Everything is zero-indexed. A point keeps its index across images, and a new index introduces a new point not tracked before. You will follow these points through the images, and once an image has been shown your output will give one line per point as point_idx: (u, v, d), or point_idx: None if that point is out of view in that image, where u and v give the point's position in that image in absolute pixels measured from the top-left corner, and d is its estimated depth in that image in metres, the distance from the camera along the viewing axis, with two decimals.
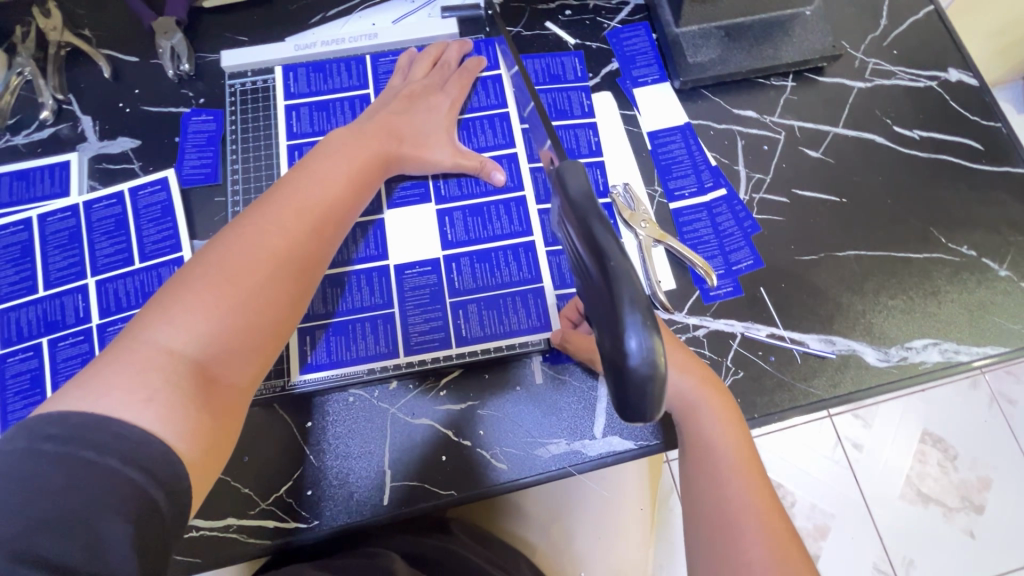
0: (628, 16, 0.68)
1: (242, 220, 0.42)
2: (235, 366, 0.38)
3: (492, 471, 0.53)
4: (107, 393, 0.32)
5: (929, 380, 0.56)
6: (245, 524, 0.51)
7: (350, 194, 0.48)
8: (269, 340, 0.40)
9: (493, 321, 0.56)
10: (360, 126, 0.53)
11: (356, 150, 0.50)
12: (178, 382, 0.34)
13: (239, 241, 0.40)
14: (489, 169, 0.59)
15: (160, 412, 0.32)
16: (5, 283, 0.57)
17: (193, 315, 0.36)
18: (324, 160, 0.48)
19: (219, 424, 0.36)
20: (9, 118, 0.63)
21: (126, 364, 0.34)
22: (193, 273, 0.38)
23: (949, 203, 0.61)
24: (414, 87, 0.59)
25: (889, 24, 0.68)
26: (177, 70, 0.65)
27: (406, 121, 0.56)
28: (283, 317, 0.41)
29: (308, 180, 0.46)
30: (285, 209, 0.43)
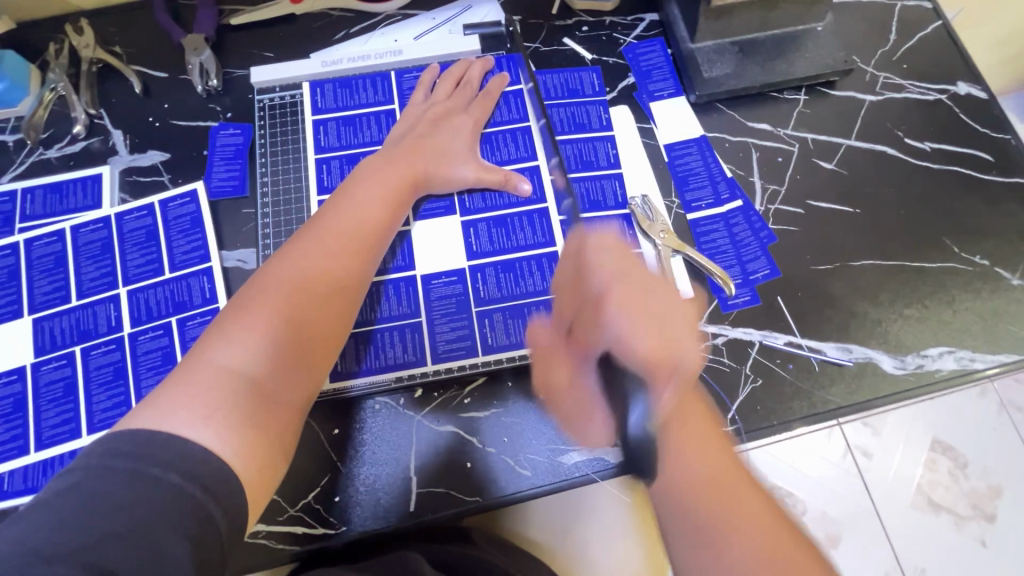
0: (643, 32, 0.70)
1: (283, 254, 0.48)
2: (285, 383, 0.43)
3: (516, 478, 0.54)
4: (174, 411, 0.37)
5: (945, 388, 0.57)
6: (274, 531, 0.52)
7: (383, 221, 0.53)
8: (315, 360, 0.45)
9: (518, 330, 0.57)
10: (388, 153, 0.58)
11: (382, 182, 0.55)
12: (237, 399, 0.39)
13: (282, 272, 0.46)
14: (513, 181, 0.61)
15: (220, 428, 0.37)
16: (39, 293, 0.58)
17: (249, 338, 0.42)
18: (357, 193, 0.53)
19: (273, 438, 0.40)
20: (43, 132, 0.65)
21: (191, 384, 0.39)
22: (246, 301, 0.44)
23: (960, 214, 0.63)
24: (437, 110, 0.62)
25: (898, 39, 0.70)
26: (206, 86, 0.66)
27: (430, 144, 0.59)
28: (322, 339, 0.46)
29: (344, 213, 0.51)
30: (324, 241, 0.49)
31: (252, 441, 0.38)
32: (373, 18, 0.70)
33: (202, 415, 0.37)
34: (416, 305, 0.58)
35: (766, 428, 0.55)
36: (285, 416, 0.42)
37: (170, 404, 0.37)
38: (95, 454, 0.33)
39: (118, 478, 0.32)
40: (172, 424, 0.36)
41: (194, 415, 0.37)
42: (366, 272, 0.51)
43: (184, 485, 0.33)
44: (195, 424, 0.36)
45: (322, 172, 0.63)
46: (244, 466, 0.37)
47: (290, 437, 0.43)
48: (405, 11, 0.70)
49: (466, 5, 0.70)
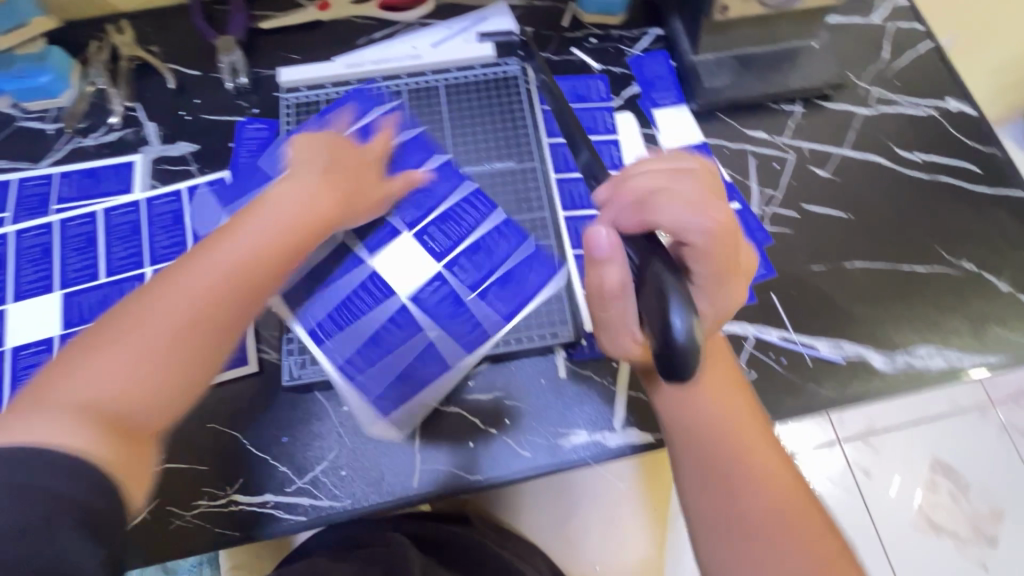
0: (648, 45, 0.74)
1: (171, 271, 0.44)
2: (152, 406, 0.40)
3: (516, 458, 0.56)
4: (23, 431, 0.35)
5: (933, 386, 0.59)
6: (281, 501, 0.54)
7: (286, 235, 0.49)
8: (192, 380, 0.42)
9: (525, 315, 0.59)
10: (297, 169, 0.55)
11: (296, 195, 0.51)
12: (94, 420, 0.37)
13: (165, 290, 0.43)
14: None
15: (87, 439, 0.36)
16: (70, 270, 0.62)
17: (112, 360, 0.39)
18: (265, 207, 0.50)
19: (140, 460, 0.38)
20: (81, 122, 0.69)
21: (37, 411, 0.36)
22: (115, 320, 0.41)
23: (950, 222, 0.65)
24: (340, 127, 0.59)
25: (891, 57, 0.73)
26: (235, 83, 0.71)
27: (304, 153, 0.56)
28: (209, 356, 0.43)
29: (247, 227, 0.48)
30: (223, 256, 0.46)
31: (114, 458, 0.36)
32: (394, 27, 0.74)
33: (57, 428, 0.35)
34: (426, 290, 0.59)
35: None
36: (149, 439, 0.40)
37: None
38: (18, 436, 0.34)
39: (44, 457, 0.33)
40: (31, 440, 0.34)
41: (44, 430, 0.35)
42: (269, 284, 0.47)
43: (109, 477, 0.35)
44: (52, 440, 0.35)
45: None
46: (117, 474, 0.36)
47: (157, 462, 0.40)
48: (423, 21, 0.75)
49: (481, 16, 0.74)
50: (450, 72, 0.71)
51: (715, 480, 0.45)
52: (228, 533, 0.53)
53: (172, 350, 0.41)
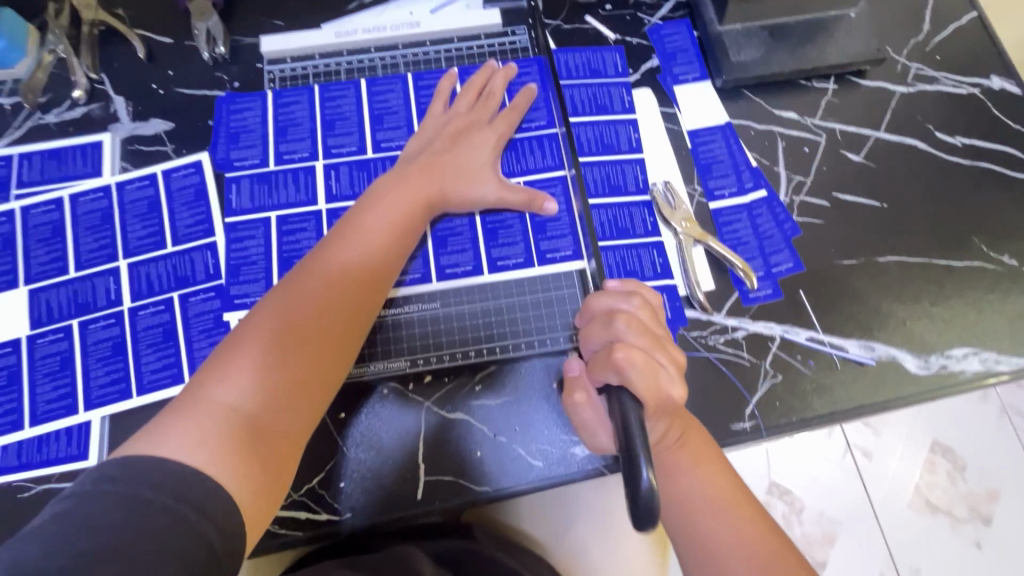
0: (669, 13, 0.67)
1: (284, 286, 0.45)
2: (278, 416, 0.40)
3: (527, 467, 0.52)
4: (166, 442, 0.36)
5: (968, 390, 0.55)
6: (277, 515, 0.50)
7: (391, 245, 0.50)
8: (311, 399, 0.42)
9: (540, 317, 0.56)
10: (406, 167, 0.55)
11: (405, 197, 0.52)
12: (228, 431, 0.37)
13: (281, 303, 0.44)
14: (542, 201, 0.58)
15: (214, 450, 0.36)
16: (36, 263, 0.56)
17: (241, 373, 0.40)
18: (370, 217, 0.50)
19: (270, 473, 0.38)
20: (41, 95, 0.62)
21: (188, 421, 0.37)
22: (248, 332, 0.42)
23: (990, 212, 0.61)
24: (459, 122, 0.59)
25: (932, 28, 0.67)
26: (213, 53, 0.64)
27: (452, 158, 0.56)
28: (330, 369, 0.44)
29: (352, 239, 0.49)
30: (333, 268, 0.46)
31: (248, 468, 0.37)
32: None
33: (197, 440, 0.36)
34: (431, 277, 0.57)
35: (785, 424, 0.54)
36: (281, 448, 0.40)
37: (163, 432, 0.36)
38: (90, 478, 0.32)
39: (110, 505, 0.31)
40: (167, 451, 0.35)
41: (187, 440, 0.36)
42: (376, 294, 0.48)
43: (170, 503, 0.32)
44: (188, 449, 0.35)
45: (334, 144, 0.60)
46: (242, 491, 0.36)
47: (290, 470, 0.41)
48: None
49: None
50: (452, 42, 0.65)
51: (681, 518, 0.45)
52: None
53: (303, 365, 0.42)
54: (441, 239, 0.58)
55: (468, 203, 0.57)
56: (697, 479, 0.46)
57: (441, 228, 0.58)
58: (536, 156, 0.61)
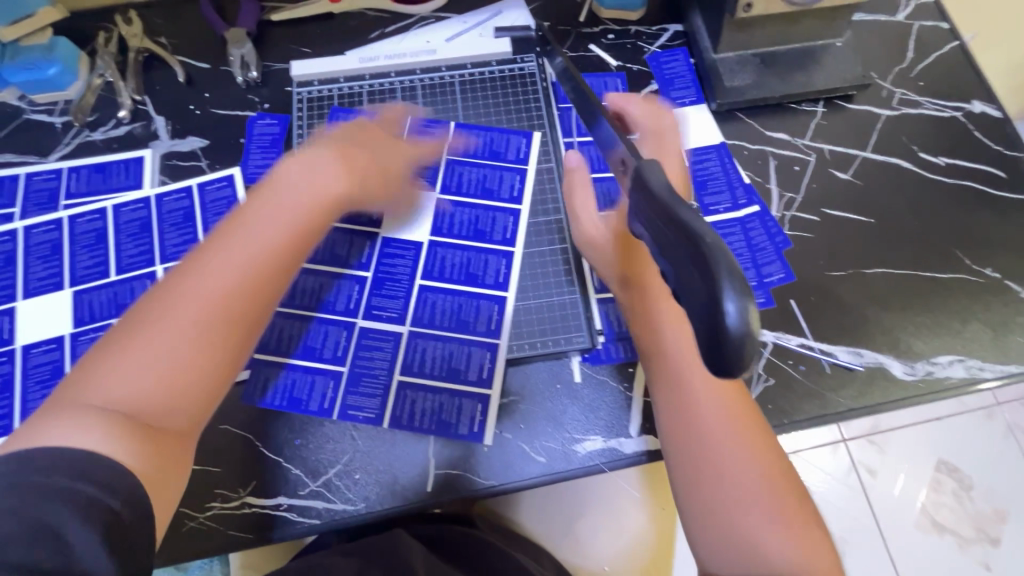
0: (667, 41, 0.72)
1: (178, 273, 0.43)
2: (174, 408, 0.40)
3: (531, 462, 0.55)
4: (52, 432, 0.35)
5: (953, 396, 0.58)
6: (295, 504, 0.54)
7: (300, 235, 0.46)
8: (209, 390, 0.41)
9: (544, 325, 0.59)
10: (309, 154, 0.52)
11: (310, 186, 0.49)
12: (115, 419, 0.37)
13: (179, 286, 0.41)
14: (476, 216, 0.63)
15: (102, 437, 0.36)
16: (80, 267, 0.61)
17: (131, 366, 0.38)
18: (272, 202, 0.47)
19: (166, 458, 0.38)
20: (89, 115, 0.68)
21: (70, 412, 0.36)
22: (135, 323, 0.40)
23: (973, 227, 0.64)
24: (377, 130, 0.59)
25: (916, 57, 0.72)
26: (246, 77, 0.69)
27: (363, 159, 0.55)
28: (235, 358, 0.43)
29: (253, 225, 0.45)
30: (233, 255, 0.43)
31: (143, 457, 0.37)
32: (407, 19, 0.72)
33: (87, 429, 0.36)
34: (404, 303, 0.60)
35: (777, 426, 0.56)
36: (177, 436, 0.40)
37: (47, 425, 0.36)
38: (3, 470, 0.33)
39: (31, 495, 0.32)
40: (56, 441, 0.35)
41: (77, 429, 0.35)
42: (279, 292, 0.45)
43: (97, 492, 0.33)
44: (77, 438, 0.35)
45: None
46: (144, 473, 0.37)
47: (185, 463, 0.41)
48: (437, 15, 0.72)
49: (497, 10, 0.72)
50: (466, 68, 0.70)
51: (688, 437, 0.47)
52: (243, 537, 0.53)
53: (203, 352, 0.41)
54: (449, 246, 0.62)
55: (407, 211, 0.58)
56: (728, 441, 0.46)
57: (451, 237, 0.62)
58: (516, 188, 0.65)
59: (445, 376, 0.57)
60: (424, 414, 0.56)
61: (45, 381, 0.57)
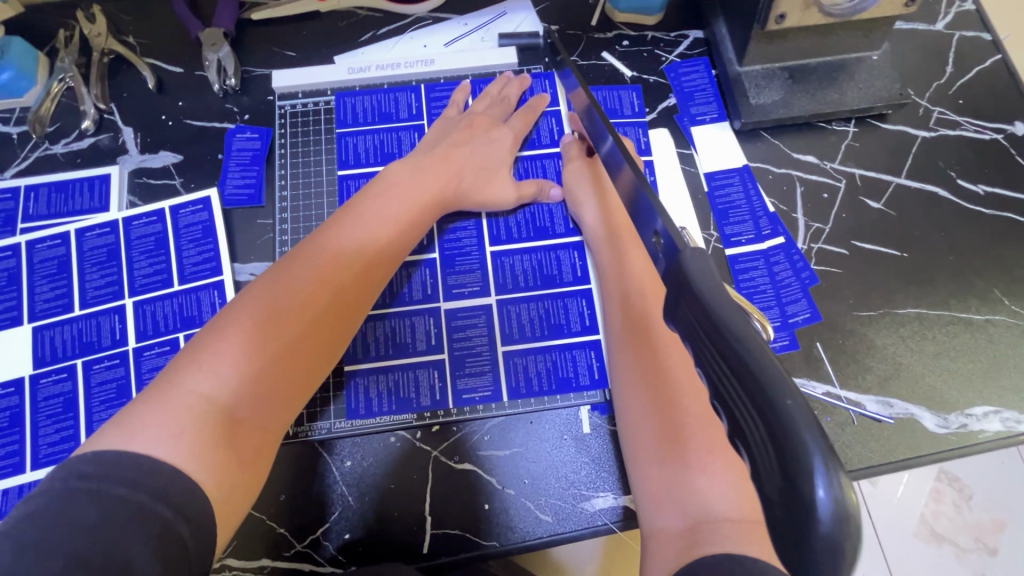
0: (686, 50, 0.66)
1: (278, 269, 0.44)
2: (260, 409, 0.40)
3: (537, 522, 0.51)
4: (138, 433, 0.34)
5: (988, 451, 0.54)
6: (280, 566, 0.49)
7: (389, 239, 0.49)
8: (295, 390, 0.42)
9: (550, 374, 0.54)
10: (416, 160, 0.55)
11: (412, 190, 0.52)
12: (205, 420, 0.36)
13: (279, 282, 0.43)
14: (547, 189, 0.59)
15: (191, 444, 0.35)
16: (40, 300, 0.55)
17: (224, 361, 0.39)
18: (369, 206, 0.50)
19: (247, 465, 0.38)
20: (49, 125, 0.61)
21: (165, 407, 0.36)
22: (234, 314, 0.41)
23: (1013, 263, 0.59)
24: (476, 118, 0.59)
25: (955, 71, 0.66)
26: (223, 84, 0.63)
27: (466, 154, 0.56)
28: (323, 359, 0.44)
29: (350, 227, 0.48)
30: (331, 251, 0.46)
31: (224, 461, 0.36)
32: (401, 20, 0.65)
33: (171, 432, 0.35)
34: (424, 333, 0.54)
35: None
36: (257, 441, 0.39)
37: (135, 423, 0.35)
38: (58, 478, 0.32)
39: (82, 503, 0.30)
40: (139, 445, 0.33)
41: (161, 432, 0.34)
42: (367, 296, 0.47)
43: (149, 503, 0.31)
44: (159, 443, 0.34)
45: (341, 190, 0.59)
46: (210, 486, 0.34)
47: (265, 463, 0.40)
48: (435, 16, 0.66)
49: (500, 11, 0.66)
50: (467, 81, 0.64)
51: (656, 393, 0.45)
52: None
53: (297, 353, 0.42)
54: (449, 259, 0.57)
55: (482, 202, 0.56)
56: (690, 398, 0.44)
57: (449, 246, 0.57)
58: (555, 134, 0.62)
59: (549, 335, 0.55)
60: (539, 376, 0.54)
61: (3, 429, 0.51)
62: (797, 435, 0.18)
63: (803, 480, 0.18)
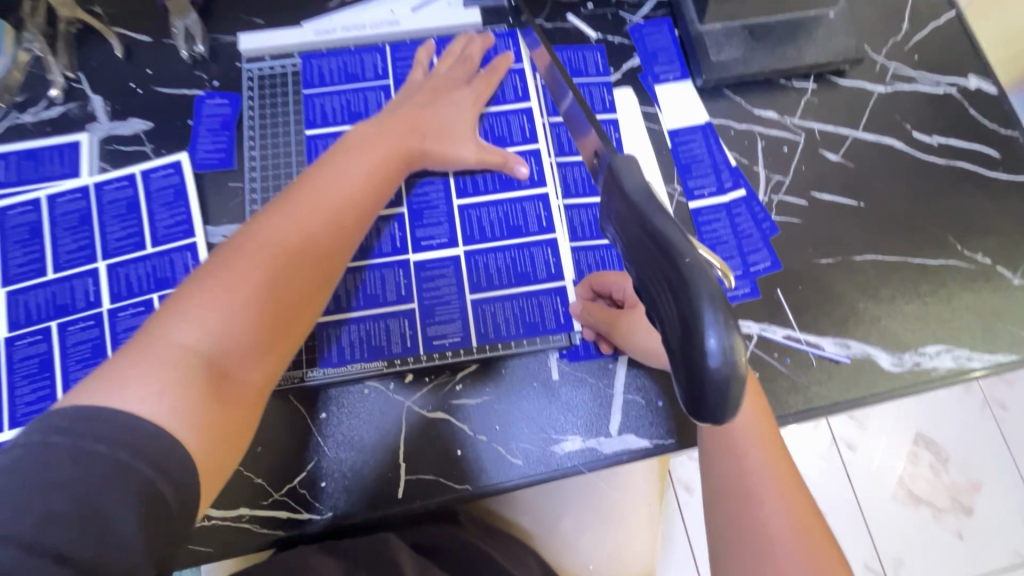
0: (650, 12, 0.67)
1: (255, 225, 0.44)
2: (247, 362, 0.40)
3: (506, 465, 0.53)
4: (123, 389, 0.34)
5: (941, 387, 0.56)
6: (259, 515, 0.51)
7: (364, 196, 0.49)
8: (280, 342, 0.42)
9: (515, 321, 0.55)
10: (383, 120, 0.54)
11: (381, 149, 0.52)
12: (190, 376, 0.36)
13: (256, 239, 0.43)
14: (513, 164, 0.58)
15: (177, 401, 0.35)
16: (13, 265, 0.56)
17: (206, 315, 0.39)
18: (343, 164, 0.50)
19: (234, 423, 0.38)
20: (18, 95, 0.62)
21: (149, 362, 0.36)
22: (214, 270, 0.41)
23: (965, 211, 0.62)
24: (438, 81, 0.59)
25: (911, 28, 0.68)
26: (191, 51, 0.63)
27: (430, 115, 0.56)
28: (305, 313, 0.45)
29: (325, 184, 0.48)
30: (306, 208, 0.46)
31: (212, 417, 0.37)
32: None
33: (155, 389, 0.35)
34: (394, 285, 0.55)
35: None
36: (245, 395, 0.40)
37: (118, 378, 0.35)
38: (32, 433, 0.31)
39: (62, 460, 0.30)
40: (123, 403, 0.33)
41: (145, 389, 0.35)
42: (345, 252, 0.48)
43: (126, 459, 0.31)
44: (144, 400, 0.34)
45: (310, 150, 0.60)
46: (195, 452, 0.35)
47: (253, 416, 0.41)
48: None
49: None
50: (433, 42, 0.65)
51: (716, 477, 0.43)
52: (203, 550, 0.50)
53: (280, 307, 0.42)
54: (417, 213, 0.57)
55: (444, 160, 0.57)
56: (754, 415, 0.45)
57: (418, 202, 0.58)
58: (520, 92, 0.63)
59: (515, 283, 0.56)
60: (507, 322, 0.55)
61: None
62: (695, 295, 0.22)
63: (699, 332, 0.22)
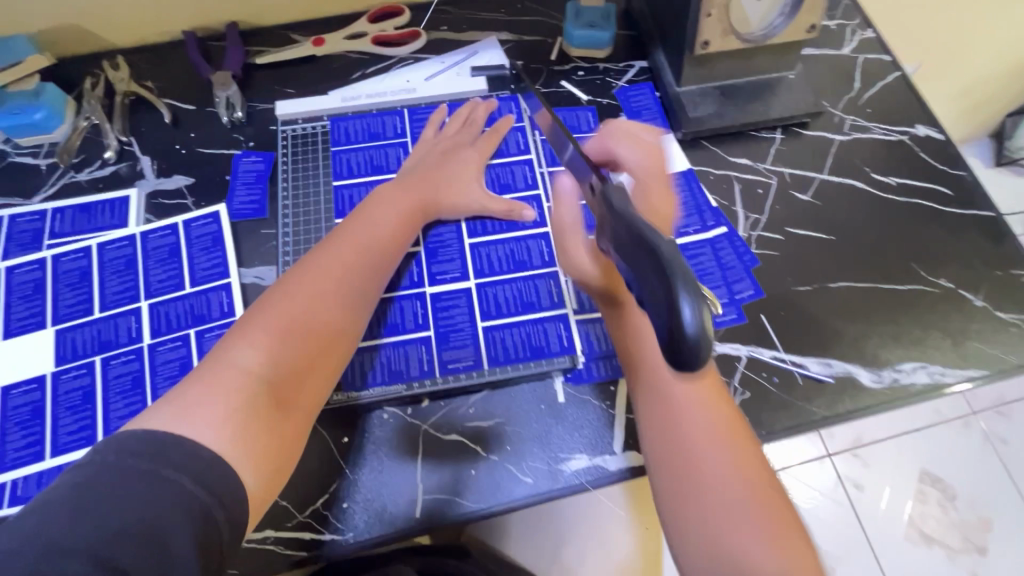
0: (633, 77, 0.77)
1: (302, 267, 0.51)
2: (299, 386, 0.46)
3: (517, 483, 0.55)
4: (193, 414, 0.40)
5: (919, 402, 0.61)
6: (283, 536, 0.53)
7: (391, 240, 0.57)
8: (326, 367, 0.48)
9: (522, 347, 0.60)
10: (401, 179, 0.63)
11: (402, 202, 0.60)
12: (249, 400, 0.42)
13: (305, 277, 0.50)
14: (520, 210, 0.65)
15: (238, 427, 0.41)
16: (63, 305, 0.61)
17: (265, 343, 0.45)
18: (372, 215, 0.58)
19: (283, 445, 0.43)
20: (75, 156, 0.69)
21: (214, 387, 0.42)
22: (269, 304, 0.48)
23: (926, 241, 0.68)
24: (446, 144, 0.67)
25: (862, 86, 0.77)
26: (231, 117, 0.72)
27: (440, 172, 0.64)
28: (347, 340, 0.51)
29: (359, 231, 0.56)
30: (345, 252, 0.53)
31: (266, 438, 0.42)
32: (386, 61, 0.76)
33: (218, 415, 0.40)
34: (411, 316, 0.61)
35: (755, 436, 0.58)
36: (296, 418, 0.45)
37: (193, 402, 0.40)
38: (111, 451, 0.36)
39: (133, 480, 0.34)
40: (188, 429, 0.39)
41: (210, 414, 0.40)
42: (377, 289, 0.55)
43: (188, 484, 0.36)
44: (209, 427, 0.39)
45: (337, 198, 0.67)
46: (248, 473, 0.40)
47: (300, 440, 0.46)
48: (416, 56, 0.77)
49: (472, 50, 0.77)
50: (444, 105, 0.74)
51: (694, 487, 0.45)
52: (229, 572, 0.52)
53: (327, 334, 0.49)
54: (432, 250, 0.64)
55: (455, 208, 0.63)
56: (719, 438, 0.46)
57: (433, 241, 0.64)
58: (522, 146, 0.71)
59: (521, 311, 0.61)
60: (515, 346, 0.60)
61: (25, 422, 0.56)
62: None
63: None
